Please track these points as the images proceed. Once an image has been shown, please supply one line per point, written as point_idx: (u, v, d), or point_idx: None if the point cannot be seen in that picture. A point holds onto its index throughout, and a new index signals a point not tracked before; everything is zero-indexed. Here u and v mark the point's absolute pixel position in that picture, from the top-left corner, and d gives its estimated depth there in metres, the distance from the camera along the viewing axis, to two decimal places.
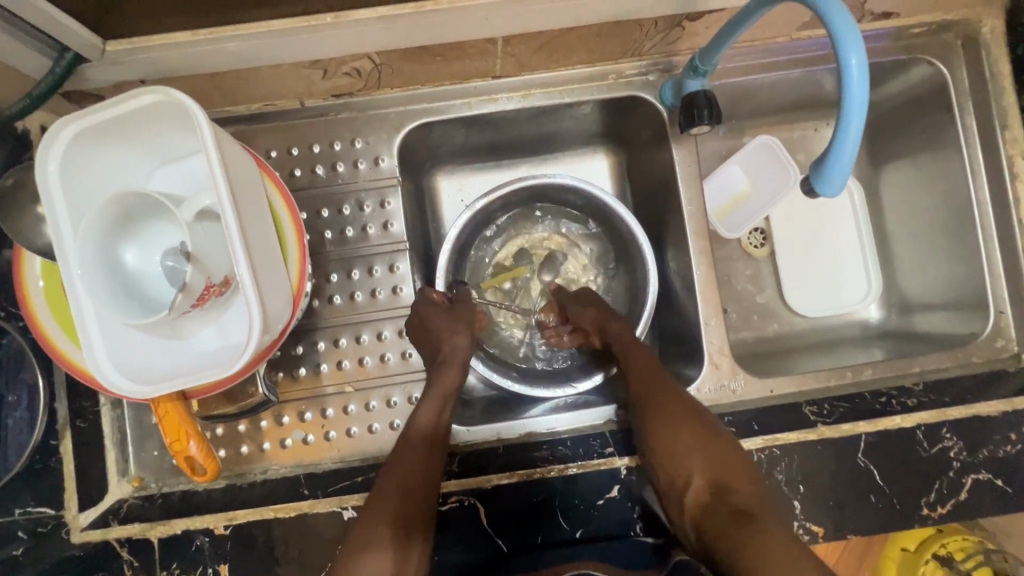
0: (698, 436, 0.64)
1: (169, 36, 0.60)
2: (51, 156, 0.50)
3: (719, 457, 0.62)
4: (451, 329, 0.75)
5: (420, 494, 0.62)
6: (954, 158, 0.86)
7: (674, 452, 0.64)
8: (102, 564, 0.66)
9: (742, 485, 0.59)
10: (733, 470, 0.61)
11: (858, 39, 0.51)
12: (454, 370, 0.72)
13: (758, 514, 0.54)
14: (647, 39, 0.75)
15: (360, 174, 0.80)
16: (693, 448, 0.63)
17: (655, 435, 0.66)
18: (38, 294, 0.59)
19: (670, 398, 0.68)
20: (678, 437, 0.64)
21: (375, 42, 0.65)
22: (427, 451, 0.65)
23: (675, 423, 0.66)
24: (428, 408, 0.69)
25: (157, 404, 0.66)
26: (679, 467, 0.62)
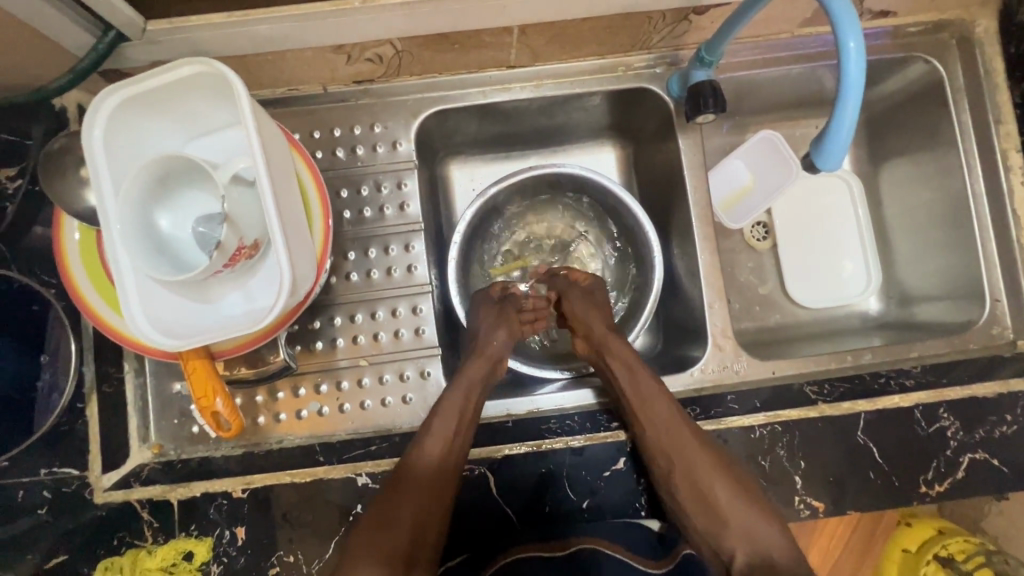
0: (729, 498, 0.67)
1: (206, 17, 0.64)
2: (95, 123, 0.54)
3: (754, 521, 0.65)
4: (498, 328, 0.80)
5: (428, 525, 0.65)
6: (951, 152, 0.89)
7: (716, 523, 0.67)
8: (124, 523, 0.68)
9: (779, 551, 0.64)
10: (772, 537, 0.64)
11: (855, 24, 0.54)
12: (483, 365, 0.76)
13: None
14: (656, 32, 0.79)
15: (379, 157, 0.83)
16: (733, 519, 0.66)
17: (693, 502, 0.68)
18: (75, 255, 0.62)
19: (701, 461, 0.68)
20: (713, 504, 0.67)
21: (398, 28, 0.68)
22: (438, 481, 0.67)
23: (710, 490, 0.67)
24: (456, 396, 0.72)
25: (184, 358, 0.65)
26: (720, 539, 0.66)
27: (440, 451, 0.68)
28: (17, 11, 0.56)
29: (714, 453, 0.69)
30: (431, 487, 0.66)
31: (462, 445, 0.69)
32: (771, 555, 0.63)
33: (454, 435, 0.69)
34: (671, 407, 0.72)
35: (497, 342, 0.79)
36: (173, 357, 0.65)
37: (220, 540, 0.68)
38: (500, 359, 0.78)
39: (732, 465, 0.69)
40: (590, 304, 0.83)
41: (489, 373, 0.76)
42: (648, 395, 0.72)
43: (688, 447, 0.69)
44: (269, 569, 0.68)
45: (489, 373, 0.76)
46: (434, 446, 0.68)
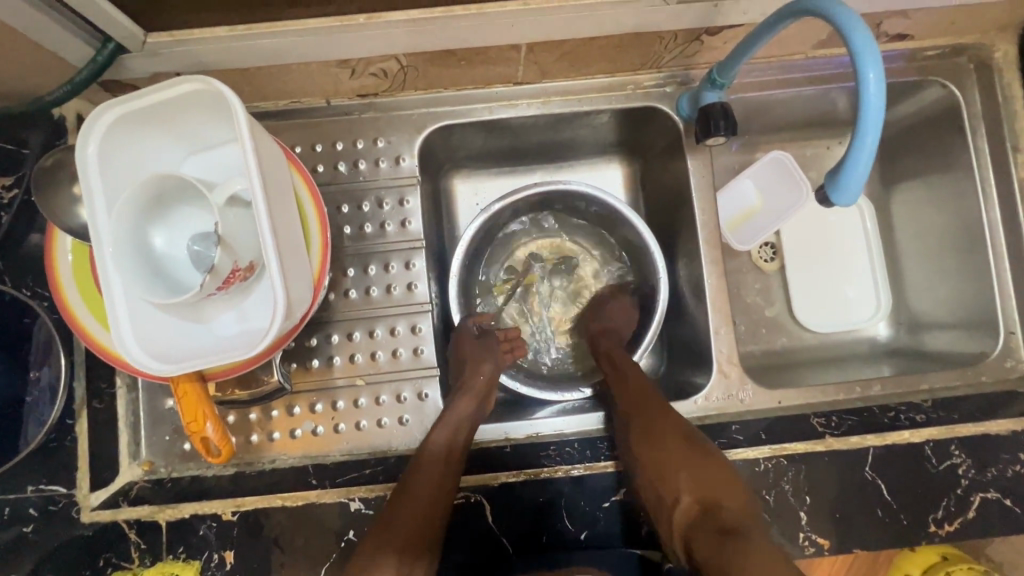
0: (686, 449, 0.66)
1: (208, 31, 0.62)
2: (91, 140, 0.52)
3: (705, 468, 0.64)
4: (482, 363, 0.80)
5: (430, 522, 0.64)
6: (966, 179, 0.87)
7: (666, 465, 0.65)
8: (111, 544, 0.67)
9: (728, 497, 0.62)
10: (723, 483, 0.63)
11: (876, 56, 0.52)
12: (471, 402, 0.74)
13: (745, 530, 0.57)
14: (666, 51, 0.77)
15: (381, 172, 0.82)
16: (683, 462, 0.65)
17: (647, 446, 0.68)
18: (67, 271, 0.60)
19: (660, 419, 0.70)
20: (666, 451, 0.66)
21: (403, 44, 0.67)
22: (444, 470, 0.68)
23: (666, 437, 0.68)
24: (443, 429, 0.71)
25: (174, 382, 0.63)
26: (666, 483, 0.64)
27: (437, 460, 0.68)
28: (14, 22, 0.55)
29: (675, 416, 0.71)
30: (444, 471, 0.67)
31: (456, 466, 0.68)
32: (720, 500, 0.61)
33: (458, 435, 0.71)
34: (641, 379, 0.77)
35: (482, 378, 0.78)
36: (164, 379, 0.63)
37: (208, 563, 0.66)
38: (487, 394, 0.77)
39: (690, 428, 0.70)
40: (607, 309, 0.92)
41: (478, 409, 0.75)
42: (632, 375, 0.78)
43: (652, 407, 0.72)
44: None
45: (478, 409, 0.75)
46: (438, 443, 0.69)
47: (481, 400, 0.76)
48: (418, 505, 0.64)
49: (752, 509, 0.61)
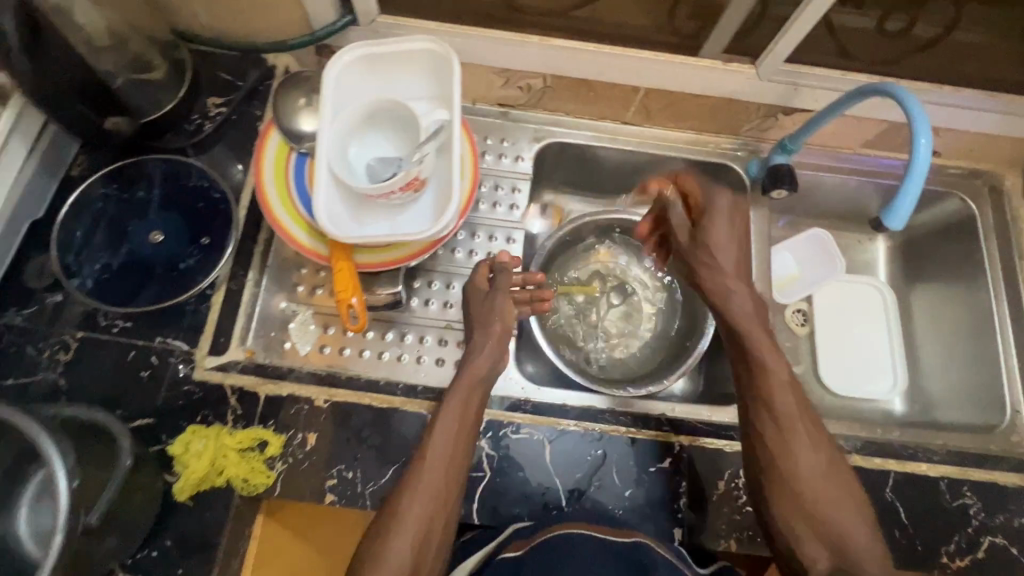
0: (826, 501, 0.65)
1: (421, 24, 0.83)
2: (336, 66, 0.70)
3: (846, 520, 0.64)
4: (495, 321, 0.78)
5: (438, 501, 0.64)
6: (979, 276, 1.03)
7: (800, 514, 0.65)
8: (212, 403, 0.74)
9: (867, 554, 0.62)
10: (863, 545, 0.63)
11: (928, 128, 0.69)
12: (484, 362, 0.74)
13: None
14: (747, 121, 0.97)
15: (502, 165, 0.98)
16: (823, 513, 0.64)
17: (784, 504, 0.66)
18: (270, 159, 0.75)
19: (797, 447, 0.67)
20: (803, 492, 0.65)
21: (557, 65, 0.87)
22: (449, 458, 0.66)
23: (811, 489, 0.65)
24: (457, 394, 0.71)
25: (334, 260, 0.73)
26: (802, 531, 0.64)
27: (447, 436, 0.68)
28: None
29: (816, 442, 0.68)
30: (447, 461, 0.66)
31: (466, 430, 0.69)
32: (860, 560, 0.61)
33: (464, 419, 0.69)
34: (786, 384, 0.70)
35: (494, 336, 0.76)
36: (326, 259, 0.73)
37: (291, 440, 0.73)
38: (499, 352, 0.76)
39: (833, 458, 0.68)
40: (717, 245, 0.76)
41: (492, 365, 0.75)
42: (765, 368, 0.70)
43: (792, 429, 0.67)
44: (327, 480, 0.72)
45: (491, 367, 0.74)
46: (441, 433, 0.68)
47: (497, 348, 0.76)
48: (432, 489, 0.64)
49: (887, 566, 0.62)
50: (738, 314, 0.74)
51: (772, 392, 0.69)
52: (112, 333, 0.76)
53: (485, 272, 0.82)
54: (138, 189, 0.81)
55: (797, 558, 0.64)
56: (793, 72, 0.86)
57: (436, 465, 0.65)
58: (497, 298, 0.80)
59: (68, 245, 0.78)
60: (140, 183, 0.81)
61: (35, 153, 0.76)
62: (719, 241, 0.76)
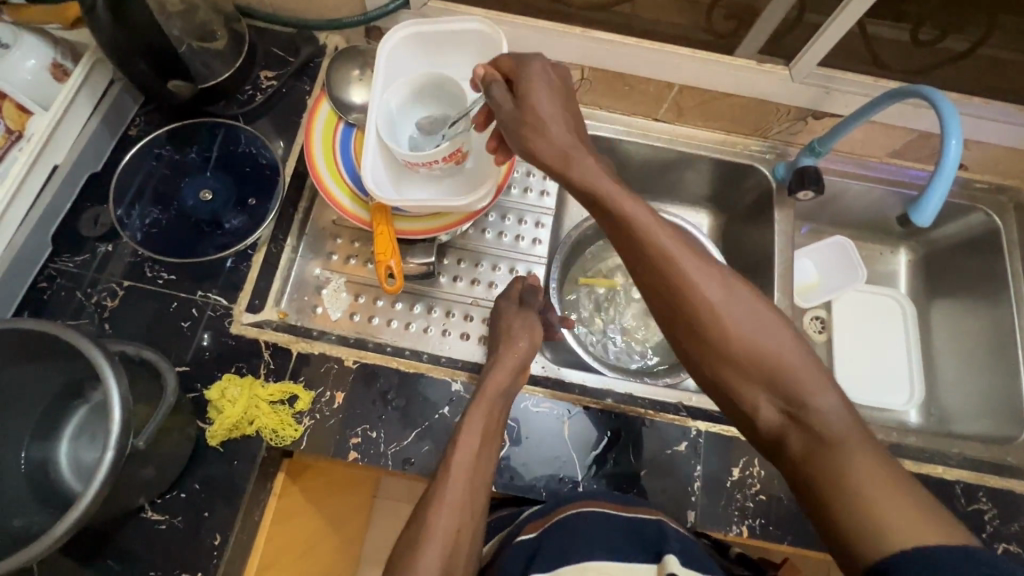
0: (755, 339, 0.56)
1: (469, 10, 0.87)
2: (389, 44, 0.75)
3: (784, 353, 0.56)
4: (520, 336, 0.80)
5: (464, 512, 0.62)
6: (1002, 291, 1.03)
7: (731, 367, 0.57)
8: (247, 357, 0.77)
9: (809, 382, 0.54)
10: (797, 367, 0.55)
11: (959, 127, 0.70)
12: (503, 374, 0.75)
13: (839, 439, 0.51)
14: (777, 123, 0.99)
15: (535, 152, 1.01)
16: (754, 356, 0.56)
17: (709, 357, 0.58)
18: (318, 128, 0.79)
19: (697, 291, 0.58)
20: (729, 340, 0.56)
21: (595, 56, 0.90)
22: (473, 470, 0.65)
23: (733, 332, 0.57)
24: (479, 410, 0.71)
25: (375, 223, 0.76)
26: (742, 389, 0.57)
27: (471, 445, 0.67)
28: None
29: (706, 272, 0.59)
30: (473, 473, 0.65)
31: (489, 443, 0.69)
32: (803, 395, 0.54)
33: (487, 432, 0.69)
34: (646, 219, 0.59)
35: (518, 351, 0.78)
36: (366, 223, 0.76)
37: (320, 397, 0.76)
38: (523, 368, 0.78)
39: (734, 282, 0.59)
40: (556, 106, 0.63)
41: (513, 378, 0.76)
42: (626, 235, 0.60)
43: (676, 278, 0.58)
44: (352, 438, 0.74)
45: (512, 381, 0.76)
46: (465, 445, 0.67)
47: (517, 364, 0.77)
48: (458, 499, 0.62)
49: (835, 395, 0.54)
50: (584, 174, 0.61)
51: (647, 245, 0.59)
52: (156, 283, 0.79)
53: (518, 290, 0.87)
54: (191, 151, 0.85)
55: (740, 406, 0.58)
56: (826, 75, 0.88)
57: (461, 476, 0.64)
58: (528, 315, 0.83)
59: (122, 199, 0.82)
60: (194, 146, 0.85)
61: (97, 108, 0.81)
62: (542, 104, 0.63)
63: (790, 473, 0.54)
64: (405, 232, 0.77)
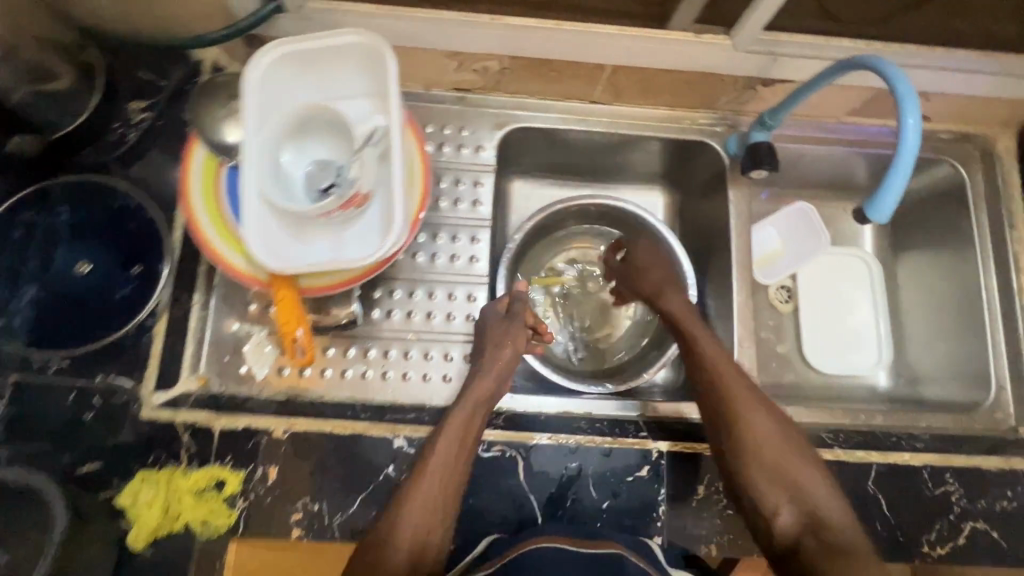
0: (788, 466, 0.70)
1: (356, 7, 0.74)
2: (257, 67, 0.62)
3: (813, 486, 0.69)
4: (504, 346, 0.77)
5: (436, 515, 0.66)
6: (967, 247, 0.99)
7: (766, 479, 0.69)
8: (164, 443, 0.70)
9: (829, 513, 0.67)
10: (812, 484, 0.69)
11: (915, 106, 0.62)
12: (486, 385, 0.74)
13: (851, 552, 0.63)
14: (725, 94, 0.89)
15: (461, 157, 0.91)
16: (781, 473, 0.69)
17: (740, 466, 0.70)
18: (196, 179, 0.68)
19: (756, 419, 0.72)
20: (763, 458, 0.70)
21: (511, 44, 0.78)
22: (450, 476, 0.67)
23: (781, 460, 0.70)
24: (459, 414, 0.71)
25: (274, 288, 0.66)
26: (767, 497, 0.69)
27: (450, 451, 0.68)
28: None
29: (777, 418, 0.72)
30: (447, 479, 0.67)
31: (469, 446, 0.70)
32: (813, 506, 0.67)
33: (467, 434, 0.70)
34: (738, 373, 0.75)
35: (501, 363, 0.76)
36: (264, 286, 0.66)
37: (251, 475, 0.70)
38: (507, 375, 0.76)
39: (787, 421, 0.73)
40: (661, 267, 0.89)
41: (496, 387, 0.75)
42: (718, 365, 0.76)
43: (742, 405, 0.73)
44: (293, 515, 0.69)
45: (495, 388, 0.75)
46: (441, 450, 0.68)
47: (500, 375, 0.75)
48: (429, 503, 0.65)
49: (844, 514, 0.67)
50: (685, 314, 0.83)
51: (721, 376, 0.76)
52: (47, 373, 0.70)
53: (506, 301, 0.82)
54: (59, 213, 0.73)
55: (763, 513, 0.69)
56: (772, 41, 0.78)
57: (432, 481, 0.67)
58: (516, 324, 0.79)
59: None
60: (60, 206, 0.74)
61: None
62: (641, 262, 0.89)
63: (801, 575, 0.64)
64: (309, 287, 0.68)
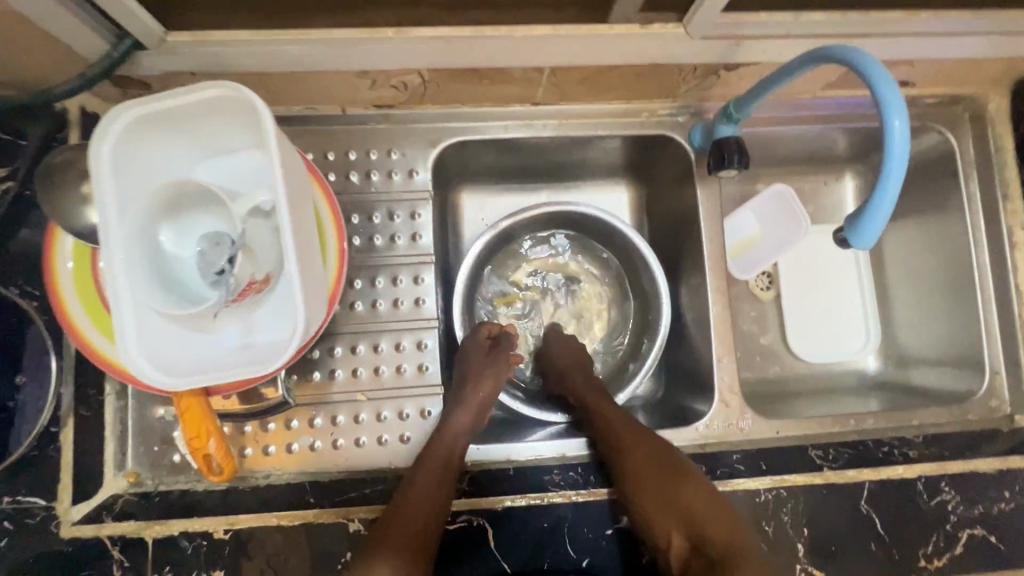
0: (671, 487, 0.65)
1: (232, 33, 0.61)
2: (105, 138, 0.50)
3: (694, 501, 0.64)
4: (483, 377, 0.77)
5: (423, 543, 0.63)
6: (957, 222, 0.91)
7: (654, 511, 0.65)
8: (93, 562, 0.63)
9: (715, 527, 0.61)
10: (691, 496, 0.64)
11: (900, 105, 0.54)
12: (467, 416, 0.74)
13: (732, 561, 0.56)
14: (684, 83, 0.78)
15: (394, 185, 0.80)
16: (658, 498, 0.65)
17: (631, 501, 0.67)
18: (69, 278, 0.59)
19: (637, 450, 0.69)
20: (646, 486, 0.66)
21: (429, 57, 0.66)
22: (439, 501, 0.66)
23: (664, 484, 0.66)
24: (439, 445, 0.71)
25: (178, 397, 0.63)
26: (656, 526, 0.64)
27: (434, 476, 0.68)
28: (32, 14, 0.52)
29: (654, 442, 0.70)
30: (436, 504, 0.66)
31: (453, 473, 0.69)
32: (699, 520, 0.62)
33: (450, 460, 0.70)
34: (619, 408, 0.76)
35: (482, 394, 0.76)
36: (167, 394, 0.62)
37: None
38: (487, 405, 0.76)
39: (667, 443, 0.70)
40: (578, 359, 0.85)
41: (474, 421, 0.74)
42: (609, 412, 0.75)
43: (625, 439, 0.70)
44: None
45: (473, 423, 0.74)
46: (427, 476, 0.68)
47: (478, 411, 0.75)
48: (420, 529, 0.63)
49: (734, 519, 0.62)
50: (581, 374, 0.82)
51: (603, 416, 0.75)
52: None
53: (490, 329, 0.82)
54: None
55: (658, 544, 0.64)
56: (733, 23, 0.66)
57: (421, 506, 0.65)
58: (498, 357, 0.80)
59: None
60: None
61: None
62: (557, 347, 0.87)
63: None
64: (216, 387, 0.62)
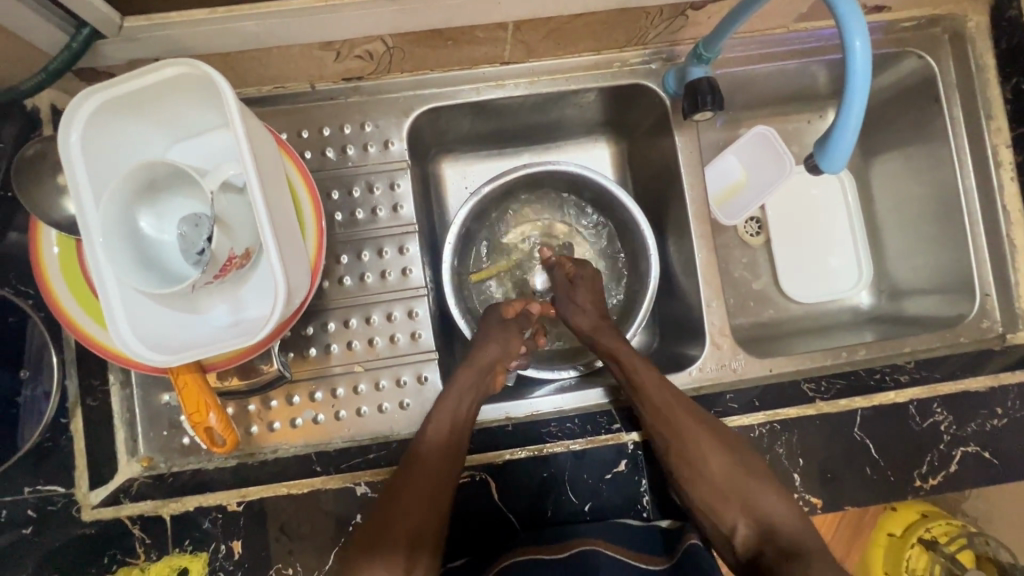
0: (740, 485, 0.69)
1: (186, 13, 0.60)
2: (73, 125, 0.51)
3: (767, 504, 0.68)
4: (492, 339, 0.80)
5: (426, 507, 0.65)
6: (942, 148, 0.89)
7: (716, 501, 0.70)
8: (115, 541, 0.66)
9: (777, 518, 0.67)
10: (755, 492, 0.68)
11: (861, 25, 0.54)
12: (473, 372, 0.76)
13: (804, 552, 0.63)
14: (652, 27, 0.77)
15: (370, 157, 0.81)
16: (731, 493, 0.69)
17: (700, 492, 0.70)
18: (56, 271, 0.61)
19: (700, 440, 0.71)
20: (714, 479, 0.69)
21: (388, 23, 0.65)
22: (443, 462, 0.67)
23: (736, 484, 0.69)
24: (444, 410, 0.72)
25: (175, 374, 0.65)
26: (723, 514, 0.69)
27: (439, 446, 0.68)
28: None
29: (712, 429, 0.72)
30: (441, 466, 0.67)
31: (459, 439, 0.70)
32: (773, 519, 0.67)
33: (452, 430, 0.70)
34: (668, 392, 0.74)
35: (490, 354, 0.78)
36: (163, 372, 0.65)
37: (215, 554, 0.67)
38: (493, 367, 0.78)
39: (723, 431, 0.72)
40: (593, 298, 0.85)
41: (479, 380, 0.76)
42: (658, 393, 0.73)
43: (687, 431, 0.71)
44: None
45: (478, 382, 0.76)
46: (433, 440, 0.69)
47: (480, 375, 0.76)
48: (423, 492, 0.65)
49: (798, 515, 0.67)
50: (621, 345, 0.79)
51: (660, 406, 0.73)
52: None
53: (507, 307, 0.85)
54: None
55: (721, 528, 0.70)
56: None
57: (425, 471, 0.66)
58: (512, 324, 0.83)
59: None
60: None
61: None
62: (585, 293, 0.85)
63: None
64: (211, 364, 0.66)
